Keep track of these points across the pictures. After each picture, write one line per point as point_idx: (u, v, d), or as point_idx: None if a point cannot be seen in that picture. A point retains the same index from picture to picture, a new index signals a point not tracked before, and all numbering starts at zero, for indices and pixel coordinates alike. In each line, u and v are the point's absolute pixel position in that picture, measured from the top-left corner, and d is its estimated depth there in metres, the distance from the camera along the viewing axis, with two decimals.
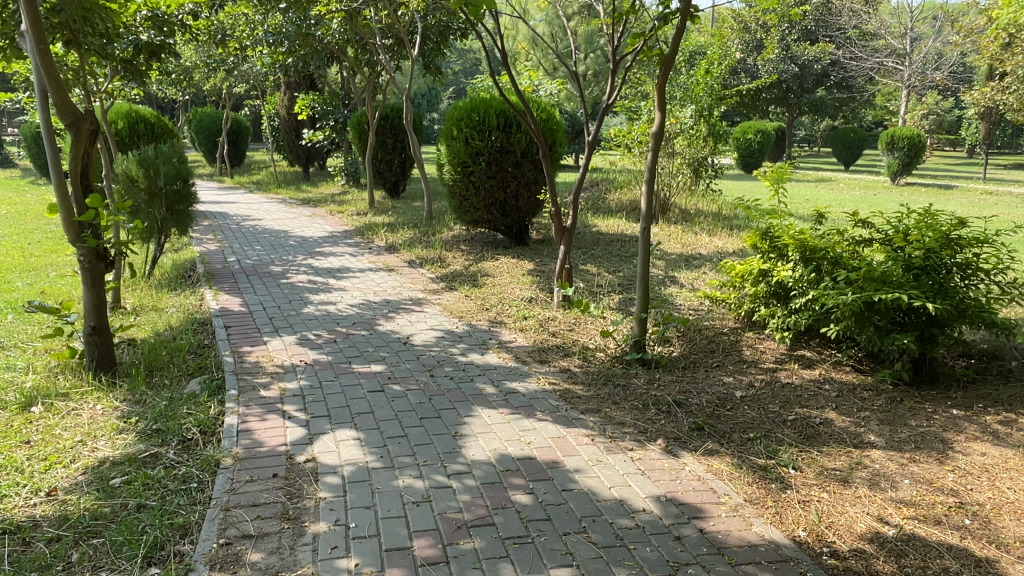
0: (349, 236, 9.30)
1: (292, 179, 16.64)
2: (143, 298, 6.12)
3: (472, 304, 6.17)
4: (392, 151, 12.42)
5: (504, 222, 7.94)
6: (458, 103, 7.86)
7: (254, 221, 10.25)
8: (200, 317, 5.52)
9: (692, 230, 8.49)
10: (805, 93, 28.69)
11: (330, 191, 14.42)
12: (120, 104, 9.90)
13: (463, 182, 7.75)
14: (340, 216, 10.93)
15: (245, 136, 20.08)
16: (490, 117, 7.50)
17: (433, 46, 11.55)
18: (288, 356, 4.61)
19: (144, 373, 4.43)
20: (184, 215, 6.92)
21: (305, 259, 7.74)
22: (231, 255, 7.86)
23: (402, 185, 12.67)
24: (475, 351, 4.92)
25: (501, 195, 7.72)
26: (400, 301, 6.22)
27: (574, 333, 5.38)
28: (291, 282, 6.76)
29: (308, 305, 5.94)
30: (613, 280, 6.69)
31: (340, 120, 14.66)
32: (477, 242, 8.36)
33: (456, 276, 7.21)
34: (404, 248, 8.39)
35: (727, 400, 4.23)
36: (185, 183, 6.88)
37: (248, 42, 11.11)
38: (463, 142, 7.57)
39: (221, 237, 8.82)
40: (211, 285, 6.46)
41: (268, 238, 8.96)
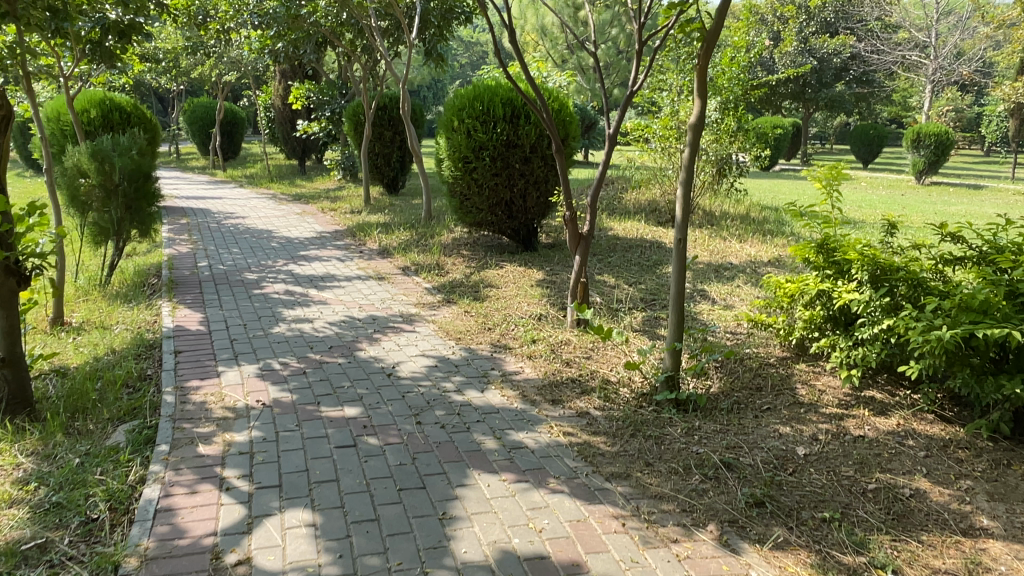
0: (338, 238, 8.44)
1: (286, 173, 15.79)
2: (89, 313, 5.25)
3: (472, 322, 5.31)
4: (390, 145, 11.58)
5: (509, 225, 7.08)
6: (460, 91, 7.00)
7: (237, 218, 9.40)
8: (149, 339, 4.66)
9: (719, 235, 7.62)
10: (824, 87, 27.67)
11: (325, 186, 13.58)
12: (93, 91, 9.07)
13: (465, 180, 6.89)
14: (332, 214, 10.07)
15: (241, 127, 19.23)
16: (495, 106, 6.62)
17: (434, 31, 10.66)
18: (242, 396, 3.75)
19: (63, 418, 3.56)
20: (146, 215, 6.06)
21: (286, 265, 6.89)
22: (203, 259, 7.01)
23: (401, 181, 11.82)
24: (473, 387, 4.06)
25: (507, 195, 6.85)
26: (389, 318, 5.36)
27: (592, 363, 4.51)
28: (264, 293, 5.90)
29: (279, 323, 5.07)
30: (634, 295, 5.83)
31: (336, 111, 13.79)
32: (480, 246, 7.50)
33: (455, 286, 6.35)
34: (399, 252, 7.54)
35: (787, 460, 3.37)
36: (147, 179, 6.01)
37: (234, 24, 10.23)
38: (464, 135, 6.71)
39: (196, 237, 7.96)
40: (172, 297, 5.61)
41: (249, 239, 8.10)
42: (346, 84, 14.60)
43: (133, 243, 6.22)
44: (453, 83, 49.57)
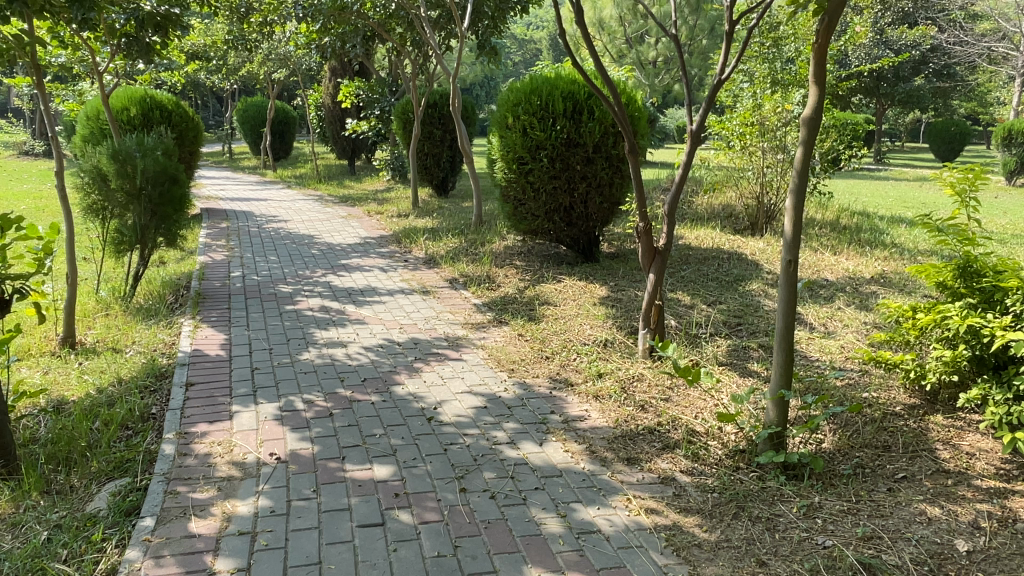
0: (383, 245, 7.84)
1: (335, 173, 15.40)
2: (105, 332, 4.74)
3: (528, 350, 4.60)
4: (440, 144, 10.97)
5: (569, 234, 6.35)
6: (515, 83, 6.29)
7: (280, 222, 8.92)
8: (162, 366, 4.09)
9: (807, 246, 6.72)
10: (900, 82, 25.94)
11: (373, 187, 13.10)
12: (134, 88, 8.75)
13: (519, 183, 6.18)
14: (378, 217, 9.52)
15: (292, 127, 18.99)
16: (555, 100, 5.88)
17: (487, 23, 9.99)
18: (255, 446, 3.12)
19: (42, 469, 2.99)
20: (171, 222, 5.54)
21: (324, 275, 6.31)
22: (237, 268, 6.49)
23: (451, 182, 11.23)
24: (530, 438, 3.35)
25: (566, 200, 6.12)
26: (433, 342, 4.69)
27: (673, 407, 3.74)
28: (297, 308, 5.31)
29: (309, 347, 4.45)
30: (715, 317, 5.03)
31: (385, 109, 13.27)
32: (535, 256, 6.78)
33: (508, 303, 5.65)
34: (446, 262, 6.88)
35: (944, 560, 2.56)
36: (175, 181, 5.50)
37: (278, 19, 9.78)
38: (520, 134, 6.00)
39: (233, 243, 7.48)
40: (196, 313, 5.06)
41: (288, 245, 7.57)
42: (397, 81, 14.09)
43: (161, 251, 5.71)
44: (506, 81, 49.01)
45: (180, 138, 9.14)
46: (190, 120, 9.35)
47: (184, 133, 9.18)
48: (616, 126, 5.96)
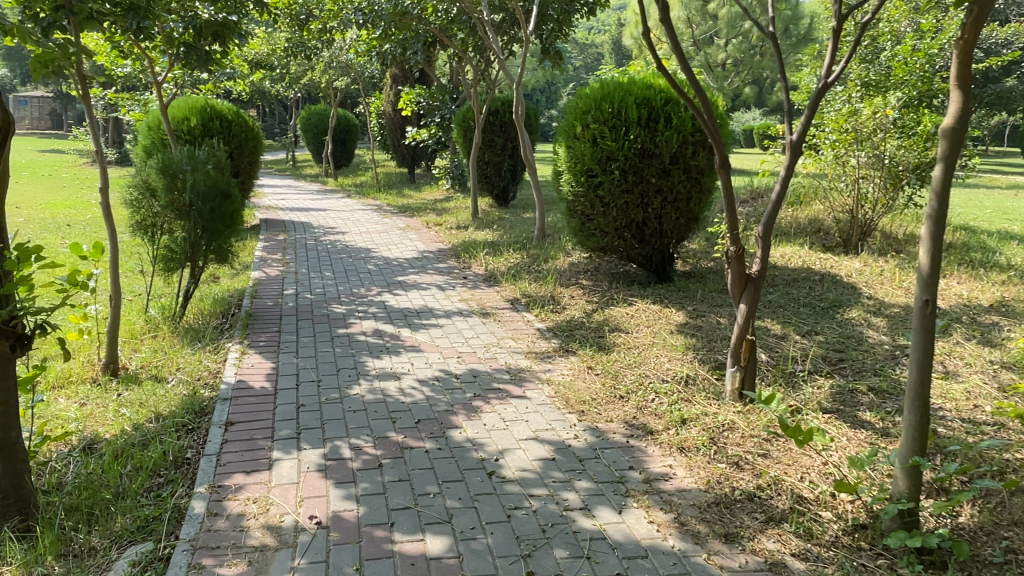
0: (441, 259, 7.47)
1: (395, 182, 15.23)
2: (149, 358, 4.51)
3: (600, 386, 4.12)
4: (501, 152, 10.58)
5: (641, 252, 5.83)
6: (584, 90, 5.86)
7: (337, 234, 8.70)
8: (203, 399, 3.79)
9: (909, 267, 6.03)
10: (990, 83, 24.25)
11: (432, 196, 12.82)
12: (195, 98, 8.72)
13: (588, 198, 5.70)
14: (437, 229, 9.18)
15: (354, 135, 18.99)
16: (628, 108, 5.41)
17: (552, 26, 9.55)
18: (295, 506, 2.74)
19: (62, 526, 2.69)
20: (222, 239, 5.29)
21: (380, 293, 5.98)
22: (291, 284, 6.23)
23: (511, 191, 10.81)
24: (608, 502, 2.87)
25: (639, 216, 5.60)
26: (495, 374, 4.25)
27: (773, 466, 3.21)
28: (349, 332, 4.97)
29: (360, 379, 4.09)
30: (813, 351, 4.50)
31: (446, 117, 12.99)
32: (604, 274, 6.28)
33: (575, 328, 5.18)
34: (508, 280, 6.45)
35: None
36: (226, 195, 5.25)
37: (337, 25, 9.58)
38: (589, 145, 5.54)
39: (289, 257, 7.25)
40: (245, 337, 4.77)
41: (344, 259, 7.30)
42: (458, 87, 13.80)
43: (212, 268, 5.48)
44: (566, 86, 48.57)
45: (239, 148, 9.03)
46: (250, 129, 9.24)
47: (243, 143, 9.08)
48: (695, 135, 5.44)
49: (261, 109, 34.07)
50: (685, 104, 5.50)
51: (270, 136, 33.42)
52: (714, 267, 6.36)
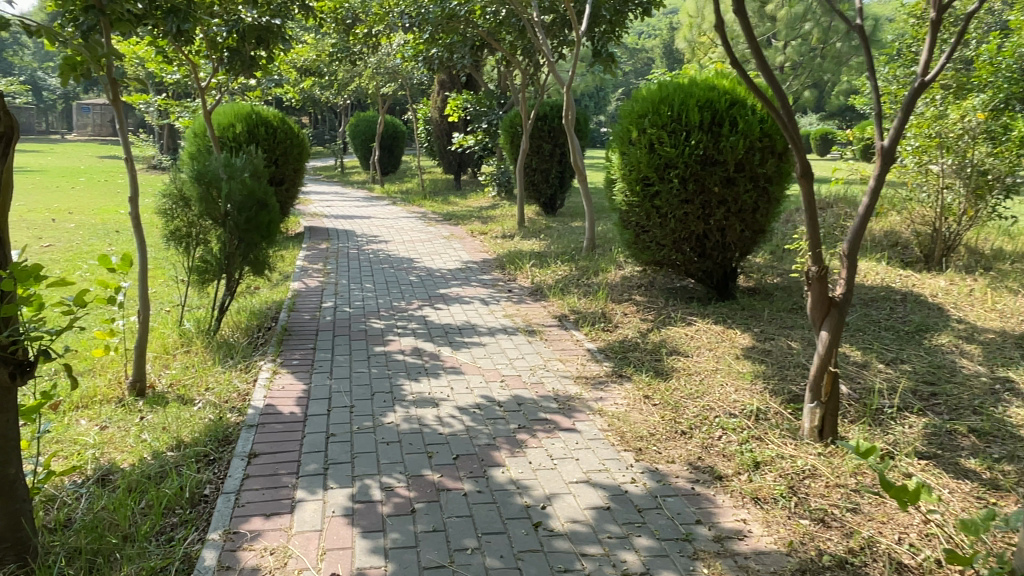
0: (486, 271, 7.13)
1: (441, 189, 15.01)
2: (178, 376, 4.30)
3: (659, 419, 3.71)
4: (550, 159, 10.21)
5: (701, 266, 5.38)
6: (640, 93, 5.47)
7: (380, 242, 8.47)
8: (228, 425, 3.52)
9: (1003, 286, 5.43)
10: None
11: (478, 203, 12.55)
12: (240, 105, 8.64)
13: (643, 208, 5.29)
14: (481, 238, 8.86)
15: (401, 142, 18.90)
16: (689, 110, 5.01)
17: (605, 27, 9.17)
18: (315, 559, 2.42)
19: (62, 573, 2.42)
20: (258, 249, 5.06)
21: (421, 307, 5.68)
22: (330, 296, 5.99)
23: (559, 199, 10.43)
24: (673, 565, 2.47)
25: (700, 228, 5.17)
26: (542, 402, 3.87)
27: (865, 525, 2.77)
28: (387, 350, 4.67)
29: (396, 404, 3.77)
30: (901, 384, 4.00)
31: (493, 122, 12.69)
32: (659, 290, 5.84)
33: (629, 349, 4.78)
34: (556, 294, 6.06)
35: None
36: (264, 204, 5.03)
37: (384, 29, 9.39)
38: (645, 151, 5.14)
39: (330, 266, 7.04)
40: (278, 354, 4.51)
41: (386, 269, 7.05)
42: (506, 93, 13.50)
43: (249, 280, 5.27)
44: (616, 92, 47.97)
45: (284, 155, 8.90)
46: (295, 136, 9.11)
47: (288, 150, 8.95)
48: (763, 140, 4.99)
49: (313, 116, 34.50)
50: (751, 107, 5.07)
51: (321, 144, 33.77)
52: (780, 284, 5.86)
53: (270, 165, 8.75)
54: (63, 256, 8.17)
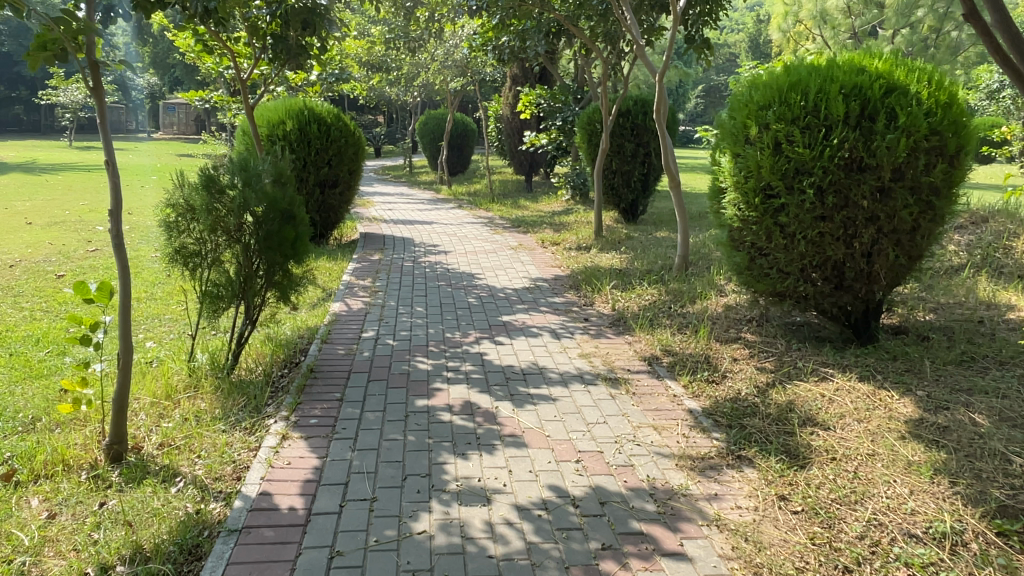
0: (557, 292, 6.05)
1: (510, 191, 14.03)
2: (169, 436, 3.43)
3: (803, 541, 2.57)
4: (632, 160, 9.04)
5: (837, 301, 4.15)
6: (760, 80, 4.31)
7: (439, 253, 7.54)
8: (206, 525, 2.59)
9: None
10: None
11: (551, 207, 11.50)
12: (293, 101, 7.92)
13: (763, 225, 4.11)
14: (553, 250, 7.80)
15: (470, 140, 18.09)
16: (830, 100, 3.82)
17: (701, 9, 7.97)
18: None
19: None
20: (282, 272, 4.17)
21: (478, 342, 4.67)
22: (372, 322, 5.06)
23: (641, 205, 9.25)
24: None
25: (840, 253, 3.95)
26: (634, 501, 2.76)
27: None
28: (431, 402, 3.67)
29: (433, 497, 2.75)
30: None
31: (568, 119, 11.60)
32: (776, 327, 4.62)
33: (745, 413, 3.62)
34: (643, 327, 4.93)
35: None
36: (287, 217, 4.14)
37: (450, 15, 8.48)
38: (769, 152, 3.97)
39: (378, 283, 6.13)
40: (295, 405, 3.57)
41: (442, 288, 6.08)
42: (584, 86, 12.37)
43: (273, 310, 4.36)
44: (695, 89, 45.95)
45: (338, 155, 8.10)
46: (352, 133, 8.27)
47: (343, 149, 8.12)
48: (933, 137, 3.74)
49: (386, 115, 34.25)
50: (914, 94, 3.83)
51: (392, 143, 33.41)
52: (937, 324, 4.53)
53: (322, 166, 7.99)
54: (106, 265, 7.63)
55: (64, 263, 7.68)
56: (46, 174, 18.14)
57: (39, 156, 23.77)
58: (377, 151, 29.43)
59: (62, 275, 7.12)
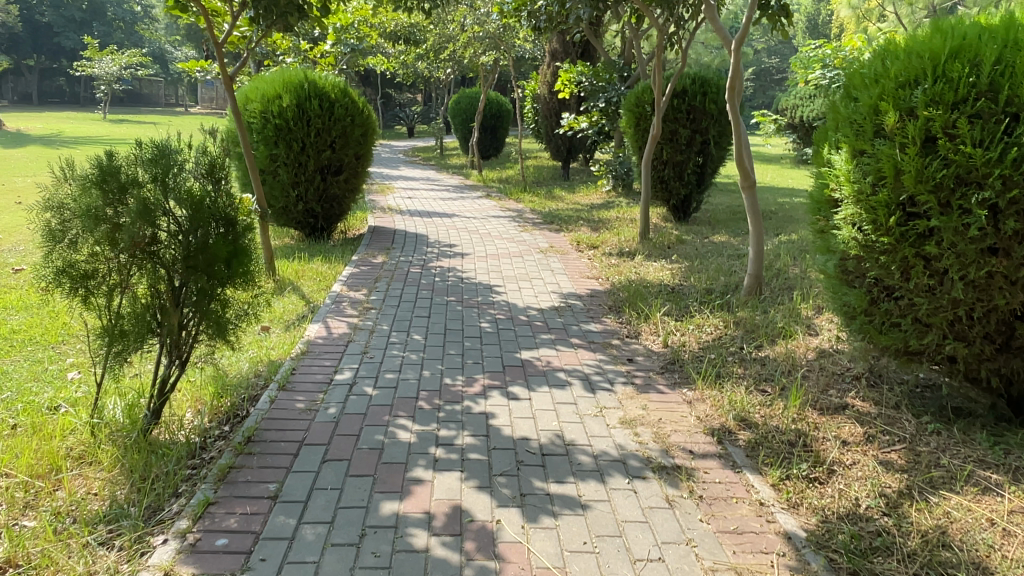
0: (593, 316, 4.83)
1: (545, 179, 12.76)
2: (15, 547, 2.28)
3: None
4: (686, 149, 7.72)
5: (1000, 367, 2.85)
6: (901, 47, 3.01)
7: (454, 255, 6.36)
8: None
9: None
10: None
11: (589, 199, 10.24)
12: (292, 72, 6.80)
13: (897, 257, 2.83)
14: (590, 255, 6.58)
15: (504, 122, 16.86)
16: (1020, 74, 2.51)
17: None
18: None
19: None
20: (212, 300, 3.04)
21: (486, 393, 3.48)
22: (352, 355, 3.91)
23: (695, 201, 7.97)
24: None
25: (1018, 303, 2.65)
26: None
27: None
28: (405, 506, 2.51)
29: None
30: None
31: (612, 100, 10.28)
32: (895, 391, 3.35)
33: (874, 548, 2.39)
34: (707, 378, 3.69)
35: None
36: (213, 230, 3.00)
37: None
38: (915, 151, 2.70)
39: (374, 297, 5.00)
40: (202, 510, 2.44)
41: (452, 305, 4.92)
42: (631, 63, 10.98)
43: (207, 350, 3.23)
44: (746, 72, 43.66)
45: (343, 137, 6.95)
46: (360, 112, 7.09)
47: (348, 130, 6.95)
48: None
49: (423, 94, 33.16)
50: None
51: (427, 123, 32.31)
52: None
53: (323, 149, 6.86)
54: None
55: (30, 255, 6.76)
56: (66, 146, 17.66)
57: (66, 129, 23.23)
58: (410, 129, 28.23)
59: (20, 270, 6.18)
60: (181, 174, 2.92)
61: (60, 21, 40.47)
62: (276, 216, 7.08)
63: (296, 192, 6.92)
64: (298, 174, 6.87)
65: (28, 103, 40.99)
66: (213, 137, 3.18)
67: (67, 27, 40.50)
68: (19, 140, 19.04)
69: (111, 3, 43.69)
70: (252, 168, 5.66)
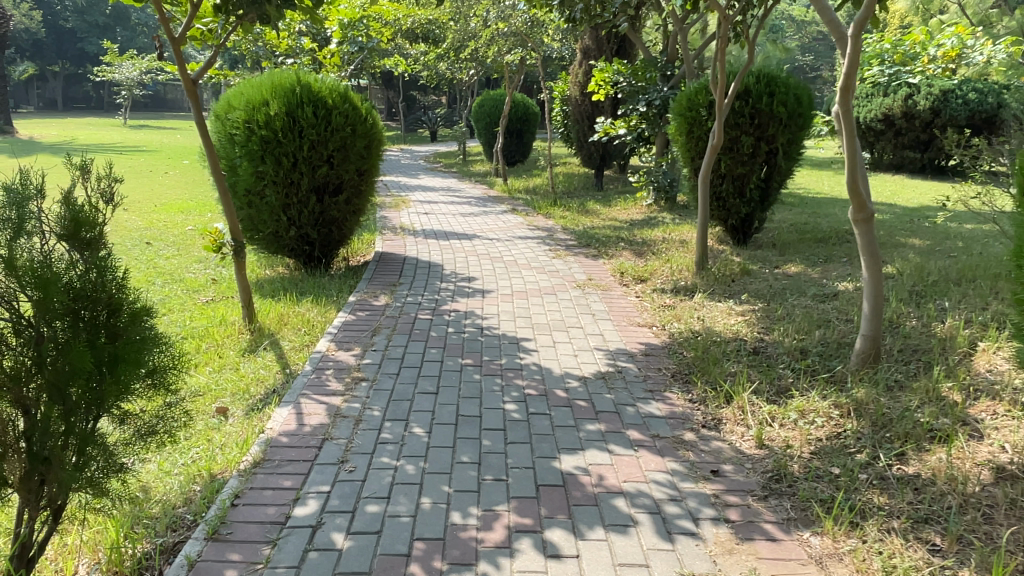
0: (653, 389, 3.65)
1: (576, 189, 11.59)
2: None
3: None
4: (749, 160, 6.51)
5: None
6: None
7: (473, 294, 5.25)
8: None
9: None
10: None
11: (628, 214, 9.08)
12: (283, 74, 5.75)
13: None
14: (637, 291, 5.43)
15: (532, 125, 15.76)
16: None
17: None
18: None
19: None
20: (73, 427, 1.94)
21: (514, 546, 2.32)
22: (324, 467, 2.79)
23: (757, 220, 6.76)
24: None
25: None
26: None
27: None
28: None
29: None
30: None
31: (653, 102, 9.10)
32: None
33: None
34: (838, 516, 2.52)
35: None
36: (76, 322, 1.91)
37: None
38: None
39: (369, 360, 3.88)
40: None
41: (467, 372, 3.78)
42: (675, 59, 9.74)
43: (86, 495, 2.13)
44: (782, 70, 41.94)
45: (342, 150, 5.87)
46: (364, 120, 6.01)
47: (349, 141, 5.86)
48: None
49: (447, 97, 32.17)
50: None
51: (451, 126, 31.28)
52: None
53: (319, 164, 5.78)
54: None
55: None
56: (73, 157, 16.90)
57: (81, 135, 22.60)
58: (432, 133, 27.22)
59: None
60: (14, 242, 1.83)
61: (84, 27, 40.24)
62: (266, 243, 6.03)
63: (287, 215, 5.87)
64: (289, 195, 5.80)
65: (54, 108, 40.87)
66: (86, 182, 2.11)
67: (92, 32, 40.24)
68: (28, 149, 18.38)
69: (134, 8, 43.45)
70: (224, 193, 4.58)
